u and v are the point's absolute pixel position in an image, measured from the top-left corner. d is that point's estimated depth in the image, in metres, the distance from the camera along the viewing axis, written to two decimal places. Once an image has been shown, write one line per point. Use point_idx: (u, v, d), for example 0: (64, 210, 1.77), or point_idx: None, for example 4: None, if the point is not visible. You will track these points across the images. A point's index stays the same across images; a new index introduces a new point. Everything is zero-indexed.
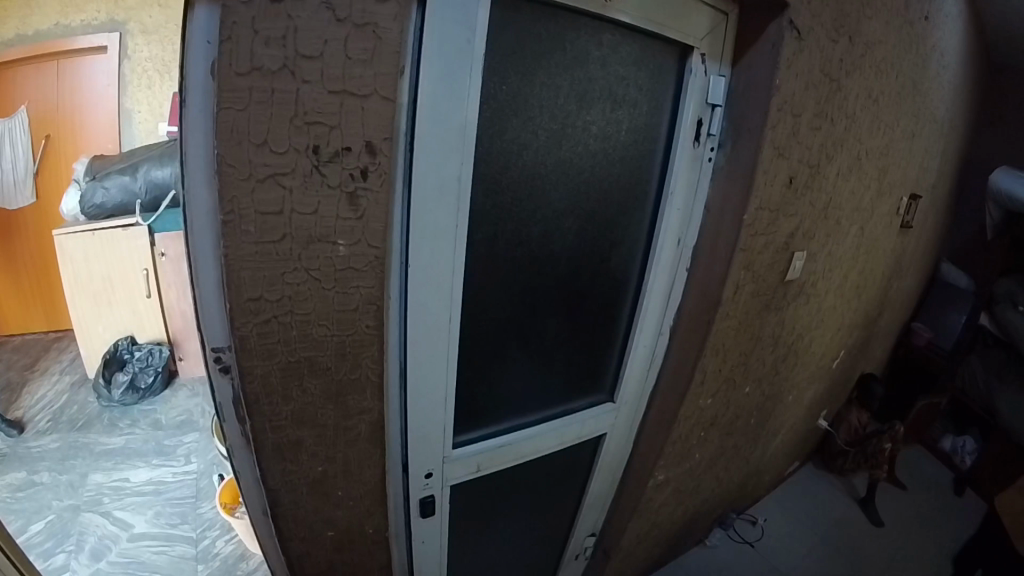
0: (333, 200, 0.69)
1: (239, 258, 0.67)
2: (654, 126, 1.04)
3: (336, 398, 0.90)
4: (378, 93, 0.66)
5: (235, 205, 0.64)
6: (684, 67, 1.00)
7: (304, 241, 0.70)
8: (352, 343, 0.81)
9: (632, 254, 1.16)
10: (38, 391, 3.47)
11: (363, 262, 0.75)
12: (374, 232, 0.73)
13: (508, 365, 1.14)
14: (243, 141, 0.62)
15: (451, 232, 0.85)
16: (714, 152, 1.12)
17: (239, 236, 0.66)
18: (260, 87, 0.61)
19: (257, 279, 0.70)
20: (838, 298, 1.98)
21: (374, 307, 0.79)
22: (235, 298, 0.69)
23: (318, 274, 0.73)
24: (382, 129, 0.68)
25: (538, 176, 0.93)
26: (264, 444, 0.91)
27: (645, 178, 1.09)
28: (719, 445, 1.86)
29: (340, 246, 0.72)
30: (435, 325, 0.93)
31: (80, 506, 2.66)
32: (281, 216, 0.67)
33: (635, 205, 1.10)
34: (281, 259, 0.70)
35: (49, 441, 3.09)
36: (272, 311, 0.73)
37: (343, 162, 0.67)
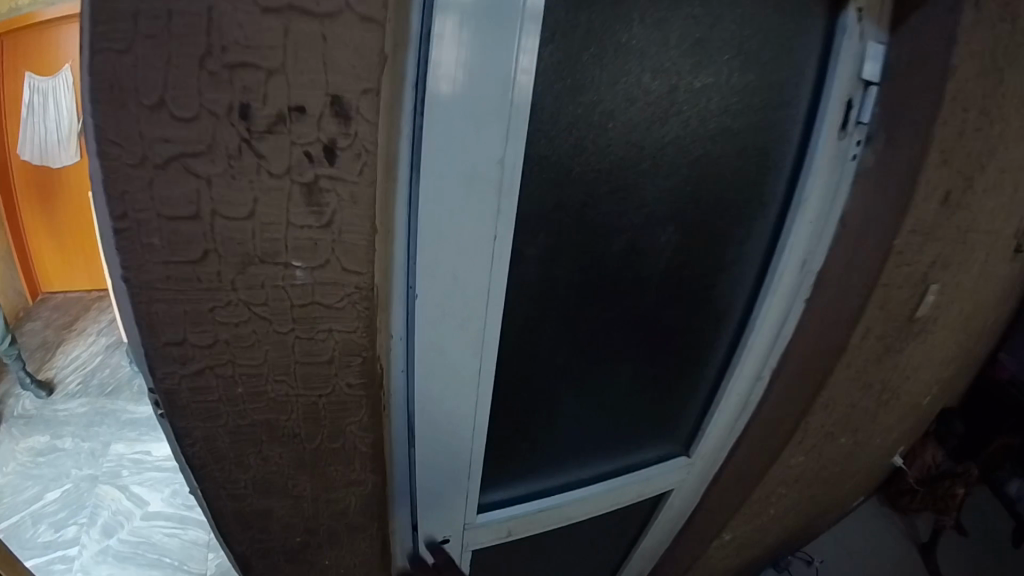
0: (281, 196, 0.43)
1: (144, 287, 0.44)
2: (788, 115, 0.75)
3: (311, 470, 0.63)
4: (352, 9, 0.39)
5: (129, 206, 0.41)
6: (837, 35, 0.71)
7: (241, 262, 0.44)
8: (330, 405, 0.55)
9: (736, 282, 0.87)
10: (72, 351, 3.27)
11: (337, 296, 0.48)
12: (354, 253, 0.46)
13: (562, 408, 0.87)
14: (131, 101, 0.38)
15: (487, 248, 0.57)
16: (860, 147, 0.84)
17: (139, 252, 0.42)
18: (148, 11, 0.36)
19: (174, 316, 0.46)
20: (959, 328, 1.66)
21: (358, 360, 0.52)
22: (145, 340, 0.46)
23: (265, 310, 0.47)
24: (365, 75, 0.40)
25: (623, 168, 0.65)
26: (223, 510, 0.68)
27: (768, 185, 0.80)
28: (799, 493, 1.58)
29: (298, 271, 0.46)
30: (461, 369, 0.66)
31: (98, 478, 2.53)
32: (199, 223, 0.42)
33: (751, 220, 0.81)
34: (206, 288, 0.45)
35: (76, 406, 2.92)
36: (205, 361, 0.49)
37: (295, 130, 0.41)
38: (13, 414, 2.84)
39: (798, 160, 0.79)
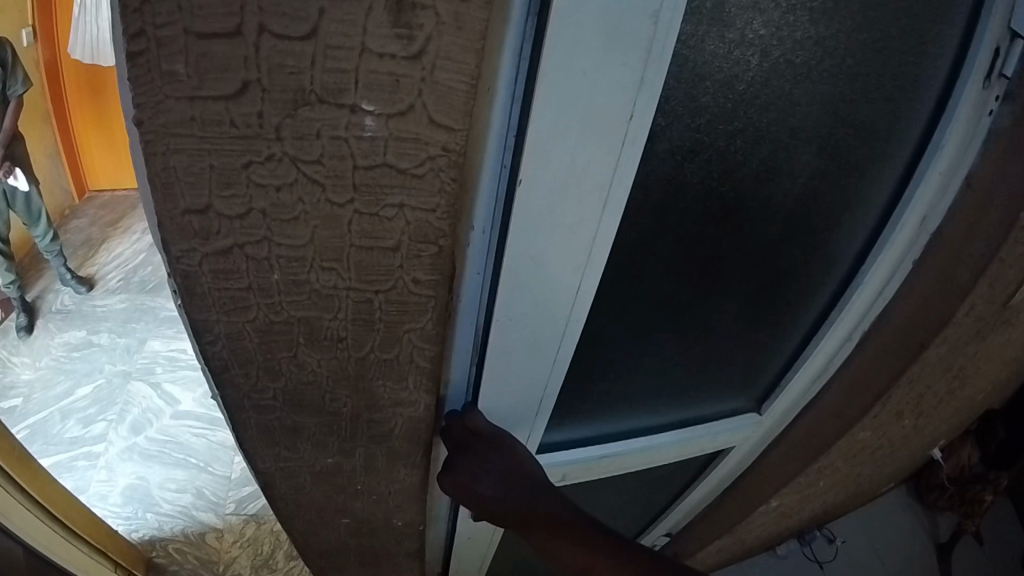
0: (357, 11, 0.32)
1: (158, 138, 0.36)
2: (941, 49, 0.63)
3: (355, 380, 0.54)
4: None
5: (144, 14, 0.32)
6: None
7: (292, 101, 0.35)
8: (391, 302, 0.46)
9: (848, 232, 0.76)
10: (116, 249, 3.16)
11: (415, 160, 0.38)
12: (447, 100, 0.36)
13: (650, 344, 0.79)
14: None
15: (610, 151, 0.45)
16: (997, 104, 0.69)
17: (159, 85, 0.34)
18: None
19: (197, 173, 0.38)
20: None
21: (432, 250, 0.43)
22: (161, 206, 0.39)
23: (321, 175, 0.38)
24: None
25: (753, 82, 0.54)
26: (247, 421, 0.61)
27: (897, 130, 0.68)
28: (853, 468, 1.47)
29: (369, 119, 0.36)
30: (549, 290, 0.54)
31: (131, 374, 2.51)
32: (243, 44, 0.33)
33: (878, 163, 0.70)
34: (245, 134, 0.36)
35: (115, 301, 2.86)
36: (233, 237, 0.41)
37: None
38: (50, 308, 2.79)
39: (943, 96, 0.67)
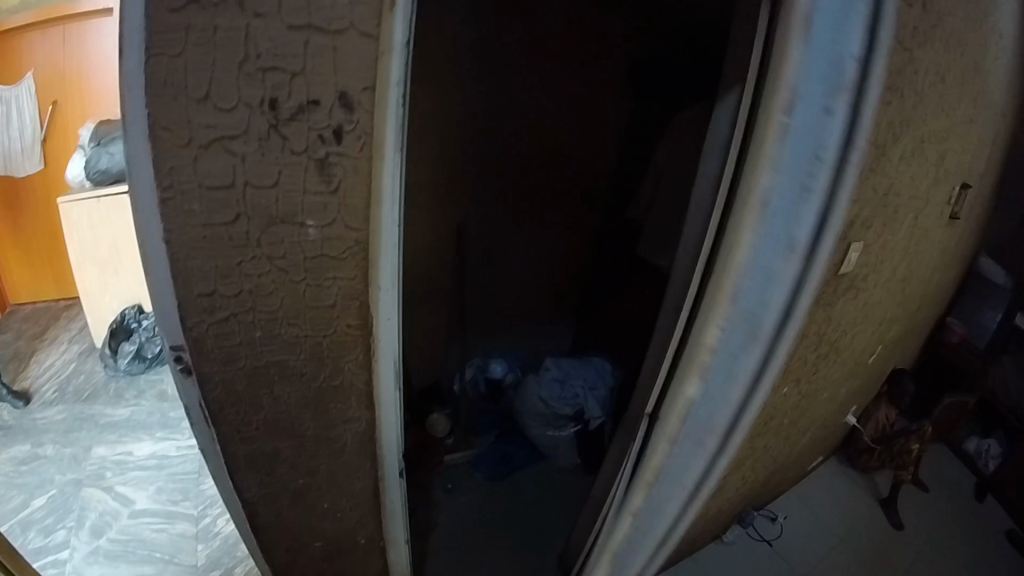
0: (298, 169, 0.55)
1: (182, 248, 0.57)
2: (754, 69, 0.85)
3: (314, 406, 0.76)
4: (357, 27, 0.51)
5: (173, 178, 0.54)
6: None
7: (266, 220, 0.57)
8: (332, 344, 0.69)
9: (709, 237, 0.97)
10: (45, 360, 3.28)
11: (339, 248, 0.60)
12: (354, 211, 0.58)
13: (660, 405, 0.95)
14: (180, 95, 0.51)
15: None
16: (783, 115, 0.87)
17: (184, 216, 0.56)
18: (200, 25, 0.49)
19: (206, 270, 0.59)
20: (907, 287, 1.79)
21: (356, 303, 0.65)
22: (182, 294, 0.60)
23: (282, 262, 0.61)
24: (364, 75, 0.52)
25: None
26: (236, 454, 0.81)
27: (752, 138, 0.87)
28: (751, 444, 1.71)
29: (311, 229, 0.58)
30: None
31: (82, 481, 2.58)
32: (232, 191, 0.55)
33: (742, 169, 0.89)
34: (236, 245, 0.58)
35: (54, 412, 2.95)
36: (230, 309, 0.63)
37: (310, 119, 0.52)
38: None
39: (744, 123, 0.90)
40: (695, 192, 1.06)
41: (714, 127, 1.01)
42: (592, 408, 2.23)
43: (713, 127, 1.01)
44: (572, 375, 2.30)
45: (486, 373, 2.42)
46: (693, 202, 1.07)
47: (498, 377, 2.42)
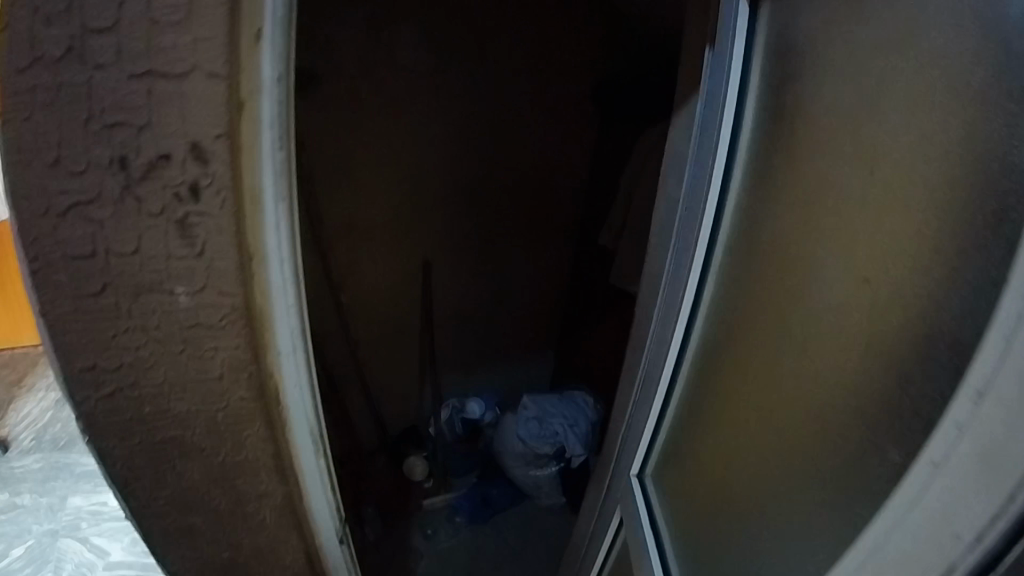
0: (158, 234, 0.48)
1: (56, 322, 0.52)
2: (723, 74, 0.77)
3: (222, 480, 0.69)
4: (202, 70, 0.44)
5: (40, 251, 0.49)
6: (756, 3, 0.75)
7: (133, 289, 0.51)
8: (228, 417, 0.63)
9: (679, 270, 0.87)
10: (23, 408, 3.19)
11: (215, 317, 0.54)
12: (227, 278, 0.52)
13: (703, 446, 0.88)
14: (33, 160, 0.45)
15: None
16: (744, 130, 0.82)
17: (52, 289, 0.50)
18: (43, 85, 0.43)
19: (83, 343, 0.54)
20: None
21: (246, 373, 0.60)
22: (61, 363, 0.56)
23: (157, 334, 0.54)
24: (215, 122, 0.45)
25: None
26: (151, 527, 0.75)
27: (738, 147, 0.80)
28: None
29: (181, 297, 0.52)
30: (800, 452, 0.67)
31: (58, 531, 2.50)
32: (94, 260, 0.49)
33: (730, 188, 0.81)
34: (104, 316, 0.52)
35: (31, 461, 2.86)
36: (114, 382, 0.58)
37: (164, 176, 0.46)
38: None
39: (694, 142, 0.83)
40: (658, 214, 0.93)
41: (677, 137, 0.88)
42: (572, 446, 2.03)
43: (674, 140, 0.88)
44: (549, 411, 2.09)
45: (463, 414, 2.21)
46: (654, 230, 0.94)
47: (476, 418, 2.20)
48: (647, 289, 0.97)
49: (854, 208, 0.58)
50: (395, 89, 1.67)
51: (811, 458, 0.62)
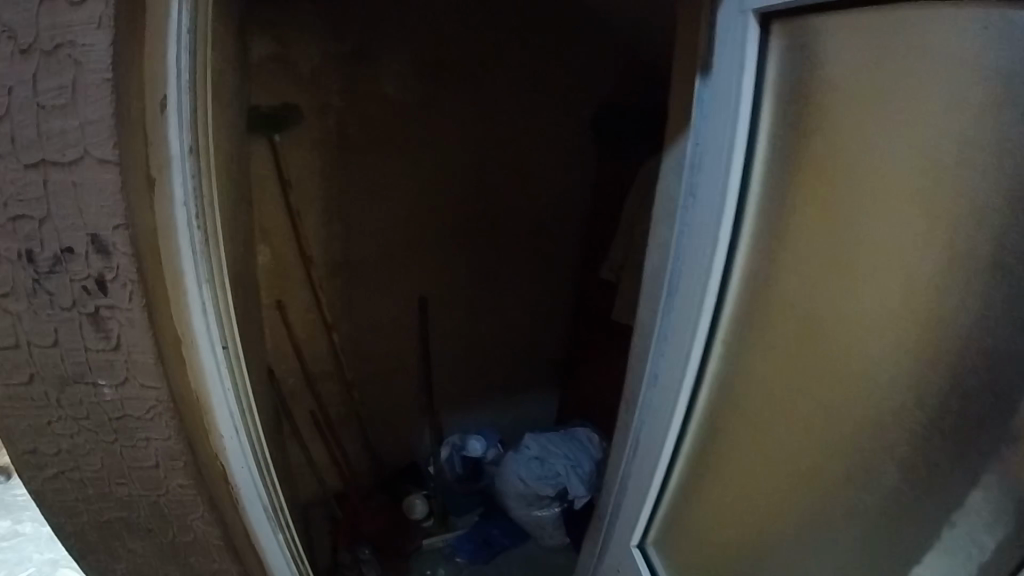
0: (72, 327, 0.45)
1: None
2: (727, 114, 0.61)
3: (176, 558, 0.63)
4: (92, 155, 0.39)
5: None
6: (767, 22, 0.57)
7: (59, 379, 0.49)
8: (172, 502, 0.57)
9: (671, 344, 0.72)
10: None
11: (143, 408, 0.51)
12: (149, 371, 0.48)
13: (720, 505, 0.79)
14: None
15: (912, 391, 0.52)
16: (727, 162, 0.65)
17: None
18: None
19: (22, 430, 0.52)
20: None
21: (182, 463, 0.55)
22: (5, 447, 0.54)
23: (89, 421, 0.52)
24: (113, 213, 0.41)
25: None
26: None
27: (747, 201, 0.64)
28: None
29: (106, 388, 0.50)
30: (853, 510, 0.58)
31: None
32: (18, 349, 0.47)
33: (737, 249, 0.66)
34: (38, 405, 0.51)
35: None
36: (58, 466, 0.55)
37: (71, 269, 0.43)
38: None
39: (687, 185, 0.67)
40: (646, 268, 0.86)
41: (666, 172, 0.81)
42: (575, 488, 1.75)
43: (663, 177, 0.81)
44: (552, 449, 1.81)
45: (463, 452, 1.95)
46: (645, 274, 0.87)
47: (477, 455, 1.94)
48: (638, 341, 0.91)
49: (871, 231, 0.54)
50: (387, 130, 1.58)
51: (859, 499, 0.58)
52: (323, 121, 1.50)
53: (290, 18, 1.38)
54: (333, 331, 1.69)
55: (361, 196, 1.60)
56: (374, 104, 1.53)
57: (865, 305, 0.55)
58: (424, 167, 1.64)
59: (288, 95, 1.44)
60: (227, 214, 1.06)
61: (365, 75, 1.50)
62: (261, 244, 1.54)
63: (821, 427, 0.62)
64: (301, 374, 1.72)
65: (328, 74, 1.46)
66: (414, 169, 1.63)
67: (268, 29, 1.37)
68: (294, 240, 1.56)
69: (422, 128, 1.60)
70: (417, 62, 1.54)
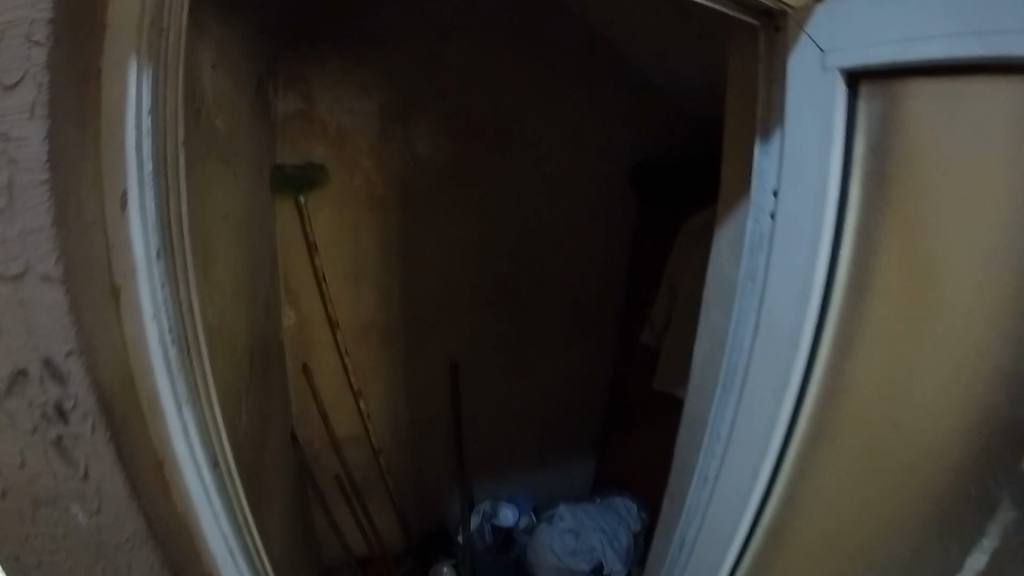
0: (39, 452, 0.43)
1: None
2: (813, 176, 0.58)
3: None
4: (35, 270, 0.38)
5: None
6: (853, 81, 0.57)
7: (33, 500, 0.44)
8: None
9: (747, 437, 0.66)
10: None
11: (120, 536, 0.45)
12: (116, 497, 0.44)
13: None
14: None
15: None
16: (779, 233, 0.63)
17: None
18: None
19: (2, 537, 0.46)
20: None
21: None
22: None
23: (67, 542, 0.46)
24: (62, 339, 0.39)
25: None
26: None
27: (838, 265, 0.60)
28: None
29: (78, 513, 0.44)
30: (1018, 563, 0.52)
31: None
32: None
33: (826, 323, 0.61)
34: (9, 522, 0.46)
35: None
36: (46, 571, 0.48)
37: (28, 394, 0.41)
38: None
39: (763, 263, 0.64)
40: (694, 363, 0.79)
41: (716, 259, 0.74)
42: (613, 564, 1.55)
43: (714, 263, 0.75)
44: (587, 521, 1.62)
45: (494, 520, 1.70)
46: (693, 368, 0.79)
47: (509, 525, 1.69)
48: (686, 442, 0.84)
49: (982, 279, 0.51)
50: (419, 189, 1.51)
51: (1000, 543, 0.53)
52: (350, 179, 1.45)
53: (316, 70, 1.37)
54: (359, 396, 1.56)
55: (393, 261, 1.53)
56: (406, 163, 1.48)
57: (977, 366, 0.52)
58: (456, 228, 1.56)
59: (314, 152, 1.41)
60: (245, 272, 0.96)
61: (394, 131, 1.46)
62: (286, 306, 1.47)
63: (926, 496, 0.57)
64: (328, 437, 1.58)
65: (356, 131, 1.43)
66: (446, 230, 1.55)
67: (294, 83, 1.36)
68: (322, 305, 1.49)
69: (454, 188, 1.54)
70: (449, 121, 1.49)
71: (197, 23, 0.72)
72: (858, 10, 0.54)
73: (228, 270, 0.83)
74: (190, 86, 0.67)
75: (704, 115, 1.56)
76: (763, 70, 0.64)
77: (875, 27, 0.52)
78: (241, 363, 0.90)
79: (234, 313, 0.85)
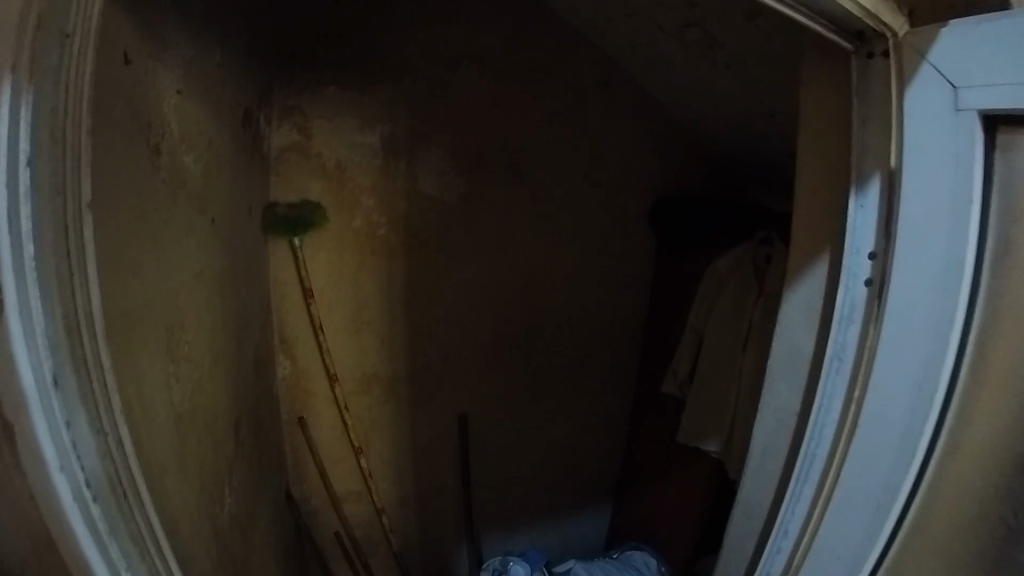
0: None
1: None
2: (938, 238, 0.50)
3: None
4: None
5: None
6: (991, 127, 0.48)
7: None
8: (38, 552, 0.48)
9: (838, 534, 0.57)
10: None
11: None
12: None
13: None
14: None
15: None
16: (878, 302, 0.54)
17: None
18: None
19: None
20: None
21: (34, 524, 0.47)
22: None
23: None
24: None
25: None
26: None
27: (965, 350, 0.51)
28: None
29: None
30: None
31: None
32: None
33: (947, 413, 0.52)
34: None
35: None
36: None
37: None
38: None
39: (864, 336, 0.56)
40: (752, 448, 0.68)
41: (785, 327, 0.64)
42: None
43: (782, 329, 0.64)
44: None
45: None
46: (750, 455, 0.69)
47: None
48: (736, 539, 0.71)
49: None
50: (425, 228, 1.40)
51: None
52: (351, 220, 1.34)
53: (315, 100, 1.28)
54: (360, 453, 1.43)
55: (398, 305, 1.41)
56: (411, 201, 1.37)
57: None
58: (464, 273, 1.45)
59: (311, 189, 1.30)
60: (227, 330, 0.84)
61: (399, 167, 1.35)
62: (281, 355, 1.36)
63: None
64: (326, 494, 1.45)
65: (357, 167, 1.32)
66: (454, 272, 1.44)
67: (290, 113, 1.27)
68: (320, 357, 1.38)
69: (462, 228, 1.42)
70: (457, 157, 1.38)
71: (150, 40, 0.63)
72: (999, 44, 0.44)
73: (187, 328, 0.71)
74: (120, 109, 0.57)
75: (730, 148, 1.45)
76: (855, 104, 0.57)
77: (1016, 66, 0.43)
78: (214, 433, 0.77)
79: (196, 371, 0.73)
